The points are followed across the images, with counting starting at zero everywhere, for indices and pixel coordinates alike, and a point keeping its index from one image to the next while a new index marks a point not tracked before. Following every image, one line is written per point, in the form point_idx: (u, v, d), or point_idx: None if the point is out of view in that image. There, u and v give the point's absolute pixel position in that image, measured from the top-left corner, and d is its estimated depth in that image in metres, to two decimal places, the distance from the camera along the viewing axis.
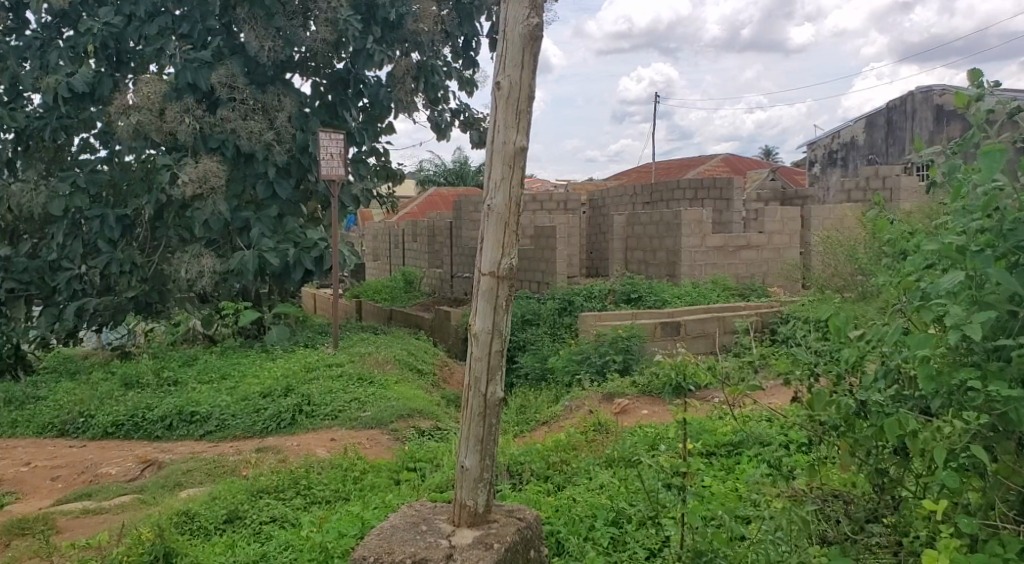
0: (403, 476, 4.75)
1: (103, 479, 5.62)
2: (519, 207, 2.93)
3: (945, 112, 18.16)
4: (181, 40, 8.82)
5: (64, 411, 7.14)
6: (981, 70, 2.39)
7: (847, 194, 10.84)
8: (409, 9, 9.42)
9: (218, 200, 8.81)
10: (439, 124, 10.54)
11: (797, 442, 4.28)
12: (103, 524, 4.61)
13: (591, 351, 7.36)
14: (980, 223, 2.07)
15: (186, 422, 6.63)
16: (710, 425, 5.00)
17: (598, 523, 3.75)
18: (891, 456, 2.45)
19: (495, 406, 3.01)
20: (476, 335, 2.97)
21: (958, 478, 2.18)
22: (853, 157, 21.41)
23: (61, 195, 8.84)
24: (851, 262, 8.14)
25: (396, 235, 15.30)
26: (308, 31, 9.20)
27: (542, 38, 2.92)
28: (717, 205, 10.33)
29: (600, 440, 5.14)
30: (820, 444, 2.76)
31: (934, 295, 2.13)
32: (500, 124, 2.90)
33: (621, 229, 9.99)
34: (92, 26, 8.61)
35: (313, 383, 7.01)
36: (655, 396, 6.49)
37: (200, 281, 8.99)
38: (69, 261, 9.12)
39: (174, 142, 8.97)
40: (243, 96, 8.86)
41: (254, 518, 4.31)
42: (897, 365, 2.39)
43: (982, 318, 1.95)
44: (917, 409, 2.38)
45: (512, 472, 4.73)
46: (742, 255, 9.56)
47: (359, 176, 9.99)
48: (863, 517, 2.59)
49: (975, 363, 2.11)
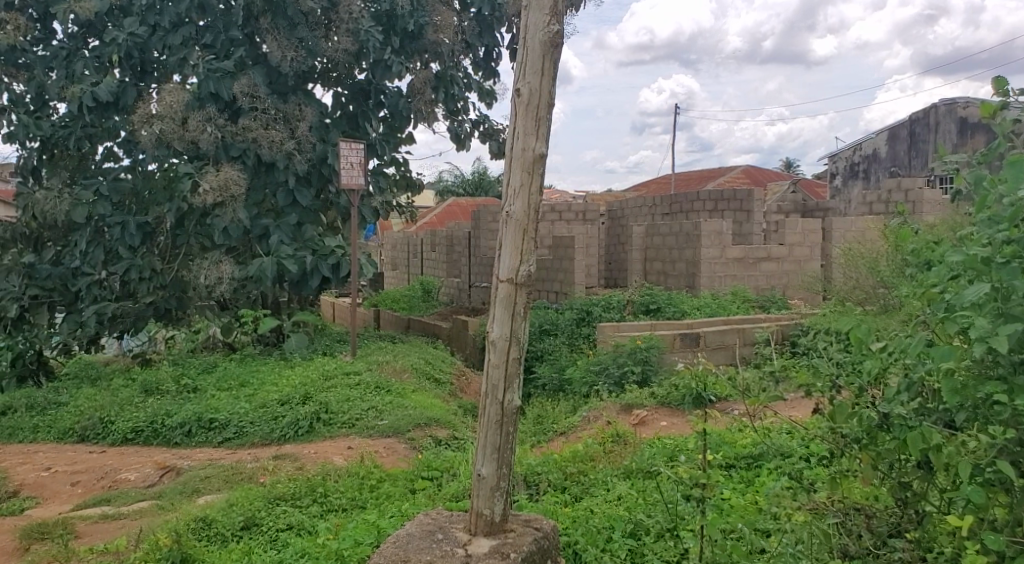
0: (418, 486, 4.72)
1: (122, 485, 5.65)
2: (538, 215, 2.93)
3: (969, 124, 18.03)
4: (204, 50, 8.93)
5: (84, 417, 7.18)
6: (1005, 78, 2.36)
7: (868, 207, 10.73)
8: (430, 19, 9.46)
9: (239, 207, 8.87)
10: (458, 134, 10.61)
11: (818, 456, 4.21)
12: (121, 529, 4.62)
13: (609, 361, 7.32)
14: (1006, 233, 2.02)
15: (204, 429, 6.67)
16: (730, 438, 4.94)
17: (616, 534, 3.70)
18: (914, 469, 2.42)
19: (512, 414, 2.99)
20: (493, 342, 2.96)
21: (984, 494, 2.12)
22: (875, 169, 21.22)
23: (84, 203, 8.99)
24: (873, 275, 8.04)
25: (415, 245, 15.33)
26: (330, 42, 9.29)
27: (562, 45, 2.91)
28: (737, 217, 10.23)
29: (617, 451, 5.10)
30: (842, 457, 2.71)
31: (958, 306, 2.08)
32: (519, 131, 2.89)
33: (640, 240, 9.99)
34: (117, 36, 8.76)
35: (330, 391, 7.02)
36: (674, 408, 6.44)
37: (218, 288, 9.05)
38: (90, 268, 9.24)
39: (196, 150, 9.05)
40: (264, 106, 8.95)
41: (270, 525, 4.31)
42: (921, 378, 2.33)
43: (1009, 330, 1.90)
44: (940, 423, 2.34)
45: (529, 482, 4.68)
46: (763, 266, 9.45)
47: (379, 187, 10.00)
48: (886, 531, 2.57)
49: (1000, 377, 2.05)
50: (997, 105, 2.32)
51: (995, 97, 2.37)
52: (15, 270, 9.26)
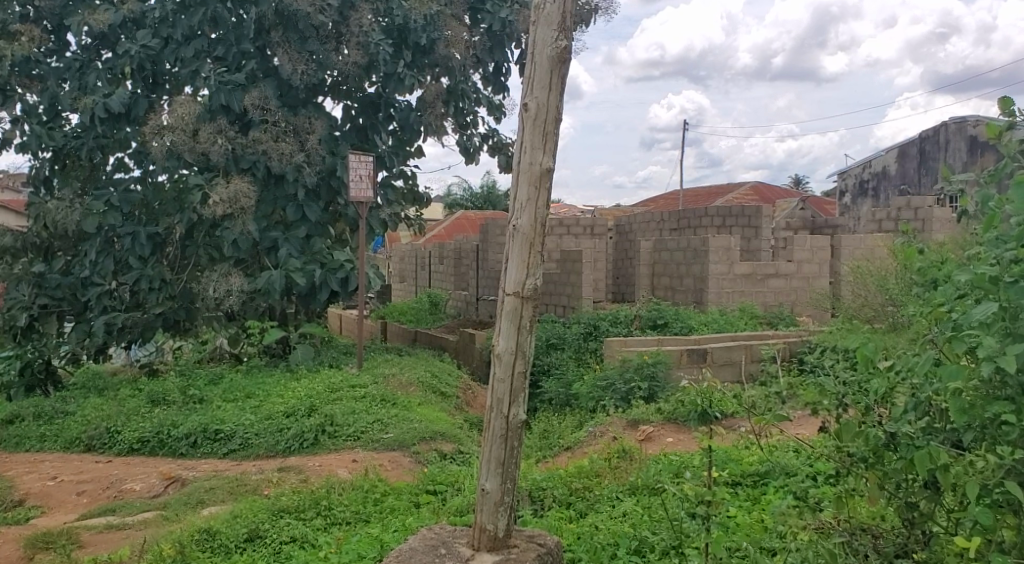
0: (423, 499, 4.71)
1: (128, 495, 5.65)
2: (545, 228, 2.93)
3: (978, 143, 18.04)
4: (216, 62, 9.03)
5: (91, 426, 7.19)
6: (1011, 98, 2.37)
7: (877, 224, 10.69)
8: (441, 34, 9.48)
9: (248, 219, 8.91)
10: (468, 148, 10.64)
11: (825, 475, 4.17)
12: (125, 539, 4.63)
13: (616, 377, 7.28)
14: (1014, 253, 2.00)
15: (210, 440, 6.67)
16: (736, 455, 4.91)
17: (620, 551, 3.66)
18: (921, 490, 2.39)
19: (517, 429, 2.98)
20: (499, 356, 2.96)
21: (992, 516, 2.11)
22: (883, 187, 21.15)
23: (95, 213, 9.06)
24: (881, 293, 8.00)
25: (423, 257, 15.36)
26: (340, 55, 9.33)
27: (570, 60, 2.93)
28: (745, 233, 10.18)
29: (623, 467, 5.07)
30: (849, 476, 2.69)
31: (966, 325, 2.07)
32: (526, 146, 2.90)
33: (647, 255, 10.00)
34: (129, 49, 8.85)
35: (336, 404, 7.01)
36: (680, 424, 6.39)
37: (226, 300, 9.09)
38: (100, 278, 9.22)
39: (205, 162, 9.09)
40: (275, 118, 9.01)
41: (274, 537, 4.29)
42: (928, 398, 2.33)
43: (1016, 350, 1.89)
44: (947, 443, 2.32)
45: (533, 497, 4.66)
46: (771, 283, 9.42)
47: (387, 200, 10.04)
48: (893, 551, 2.56)
49: (1009, 398, 2.03)
50: (1002, 126, 2.34)
51: (1002, 118, 2.37)
52: (26, 279, 9.35)
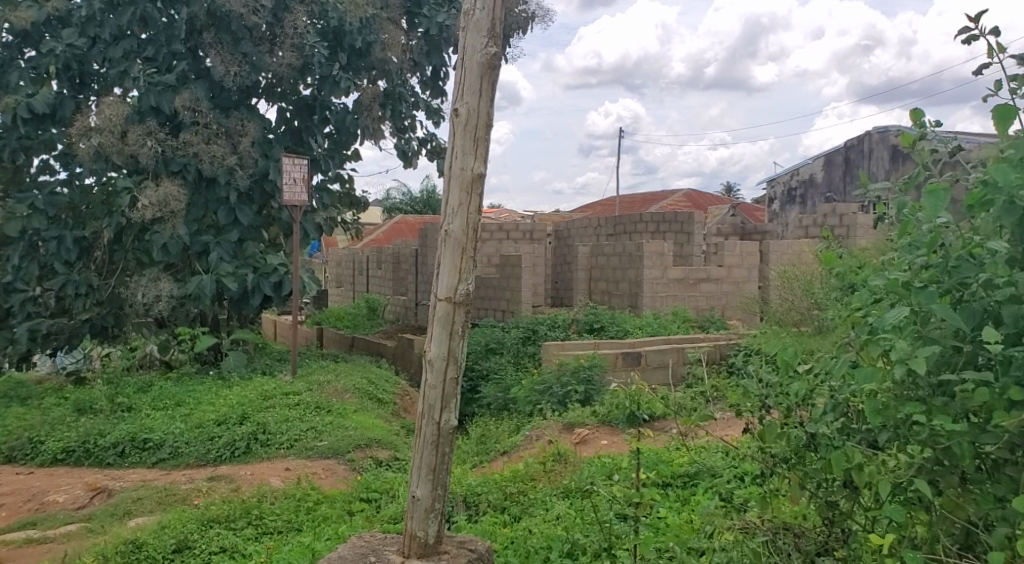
0: (356, 507, 4.67)
1: (51, 507, 5.45)
2: (476, 233, 2.94)
3: (899, 152, 18.75)
4: (146, 62, 8.76)
5: (12, 437, 6.92)
6: (922, 109, 2.46)
7: (803, 230, 11.02)
8: (378, 37, 9.42)
9: (178, 223, 8.66)
10: (406, 151, 10.58)
11: (750, 475, 4.28)
12: (47, 553, 4.47)
13: (553, 381, 7.33)
14: (925, 258, 2.11)
15: (138, 449, 6.49)
16: (666, 457, 4.99)
17: (553, 555, 3.68)
18: (840, 488, 2.47)
19: (448, 434, 2.98)
20: (431, 361, 2.96)
21: (904, 512, 2.20)
22: (811, 195, 21.80)
23: (18, 217, 8.65)
24: (807, 297, 8.25)
25: (360, 261, 15.23)
26: (274, 56, 9.19)
27: (499, 67, 2.95)
28: (678, 238, 10.39)
29: (558, 471, 5.12)
30: (772, 476, 2.77)
31: (880, 329, 2.15)
32: (457, 152, 2.91)
33: (585, 260, 10.09)
34: (54, 47, 8.55)
35: (269, 411, 6.90)
36: (614, 427, 6.48)
37: (156, 305, 8.87)
38: (23, 283, 8.92)
39: (135, 165, 8.86)
40: (206, 120, 8.82)
41: (203, 548, 4.20)
42: (845, 399, 2.41)
43: (925, 353, 1.97)
44: (863, 443, 2.40)
45: (467, 502, 4.68)
46: (702, 287, 9.63)
47: (323, 204, 9.92)
48: (814, 550, 2.63)
49: (920, 398, 2.11)
50: (914, 136, 2.45)
51: (914, 128, 2.48)
52: None
